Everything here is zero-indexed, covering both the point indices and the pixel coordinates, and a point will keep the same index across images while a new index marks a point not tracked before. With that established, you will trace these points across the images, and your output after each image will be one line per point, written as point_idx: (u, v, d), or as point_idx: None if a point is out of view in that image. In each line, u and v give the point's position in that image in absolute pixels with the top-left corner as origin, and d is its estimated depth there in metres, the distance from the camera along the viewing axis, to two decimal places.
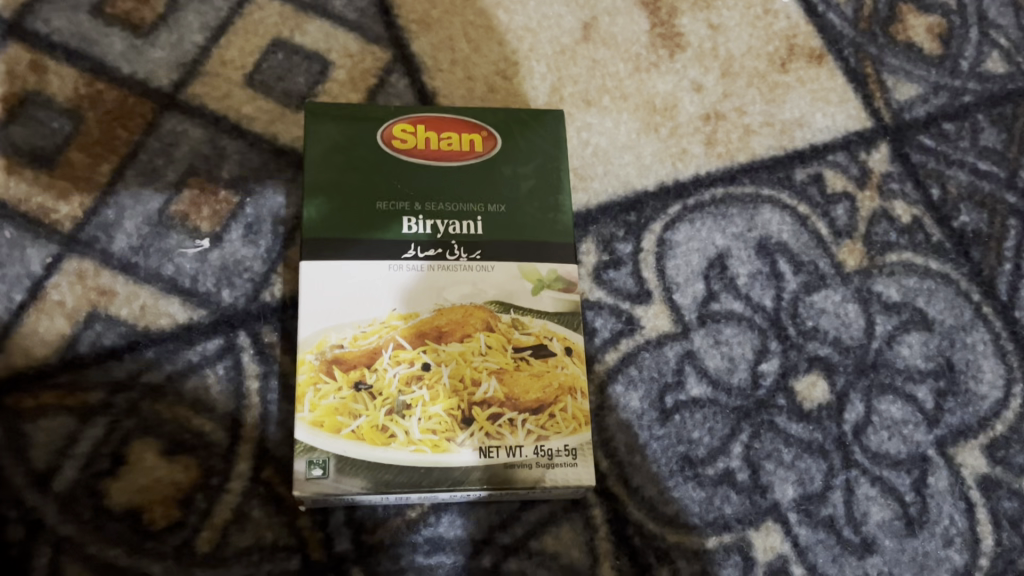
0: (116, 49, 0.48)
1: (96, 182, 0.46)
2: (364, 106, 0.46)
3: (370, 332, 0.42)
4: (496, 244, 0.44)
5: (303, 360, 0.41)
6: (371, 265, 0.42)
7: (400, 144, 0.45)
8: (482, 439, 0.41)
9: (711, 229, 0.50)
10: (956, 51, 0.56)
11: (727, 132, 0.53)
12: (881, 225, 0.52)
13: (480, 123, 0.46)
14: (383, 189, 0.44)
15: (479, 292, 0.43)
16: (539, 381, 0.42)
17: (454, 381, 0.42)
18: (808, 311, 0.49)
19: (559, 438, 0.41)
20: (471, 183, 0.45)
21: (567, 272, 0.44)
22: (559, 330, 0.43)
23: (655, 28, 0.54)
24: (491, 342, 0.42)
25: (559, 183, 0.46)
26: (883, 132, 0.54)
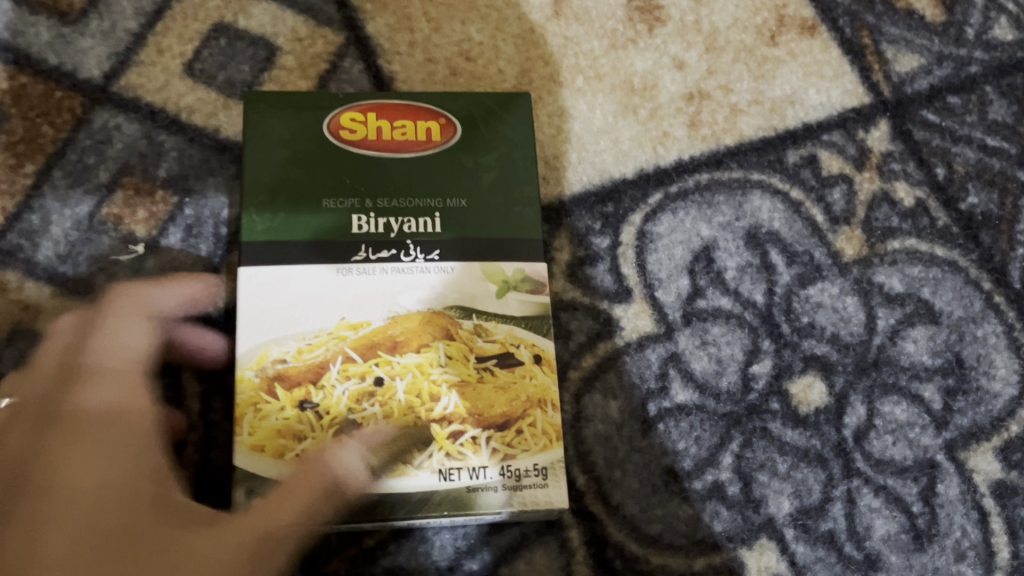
0: (41, 38, 0.44)
1: (22, 185, 0.42)
2: (309, 93, 0.41)
3: (316, 346, 0.38)
4: (455, 243, 0.40)
5: (242, 377, 0.37)
6: (316, 270, 0.39)
7: (349, 135, 0.41)
8: (442, 461, 0.37)
9: (695, 219, 0.46)
10: (960, 18, 0.52)
11: (712, 112, 0.48)
12: (882, 209, 0.48)
13: (436, 109, 0.42)
14: (330, 185, 0.40)
15: (436, 297, 0.39)
16: (505, 394, 0.38)
17: (410, 396, 0.38)
18: (802, 306, 0.45)
19: (527, 456, 0.38)
20: (427, 177, 0.41)
21: (535, 271, 0.40)
22: (527, 336, 0.39)
23: (632, 1, 0.50)
24: (451, 352, 0.39)
25: (527, 173, 0.41)
26: (882, 109, 0.50)
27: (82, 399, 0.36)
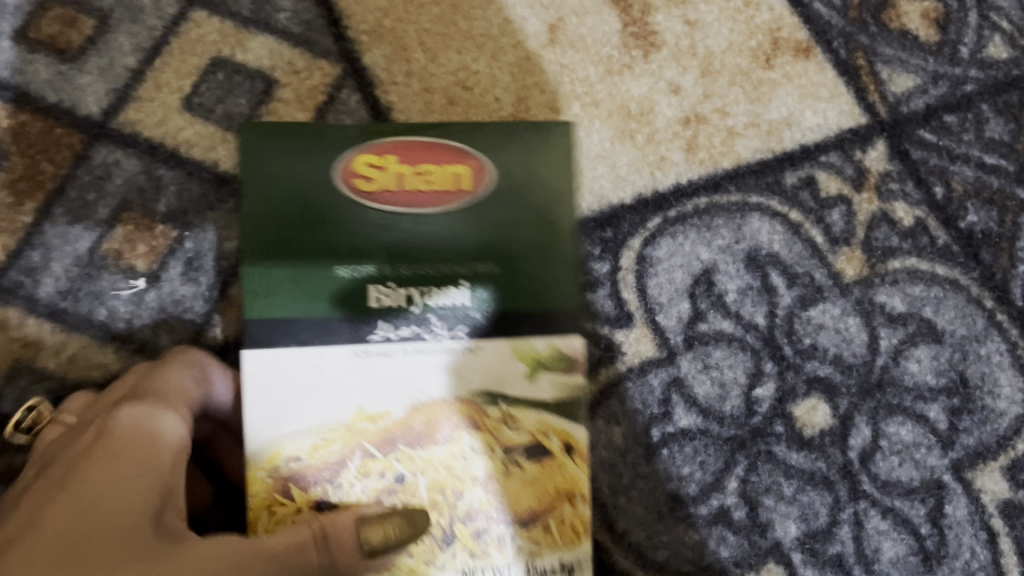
0: (40, 76, 0.45)
1: (22, 222, 0.43)
2: (318, 127, 0.37)
3: (331, 441, 0.35)
4: (483, 315, 0.36)
5: (255, 477, 0.35)
6: (328, 356, 0.35)
7: (365, 181, 0.36)
8: (465, 560, 0.35)
9: (695, 242, 0.46)
10: (955, 37, 0.52)
11: (709, 136, 0.49)
12: (882, 229, 0.48)
13: (467, 150, 0.37)
14: (343, 246, 0.36)
15: (461, 381, 0.35)
16: (534, 489, 0.35)
17: (434, 492, 0.35)
18: (804, 328, 0.45)
19: (554, 555, 0.35)
20: (456, 237, 0.36)
21: (570, 346, 0.36)
22: (559, 424, 0.36)
23: (627, 27, 0.50)
24: (476, 443, 0.35)
25: (563, 228, 0.37)
26: (879, 129, 0.50)
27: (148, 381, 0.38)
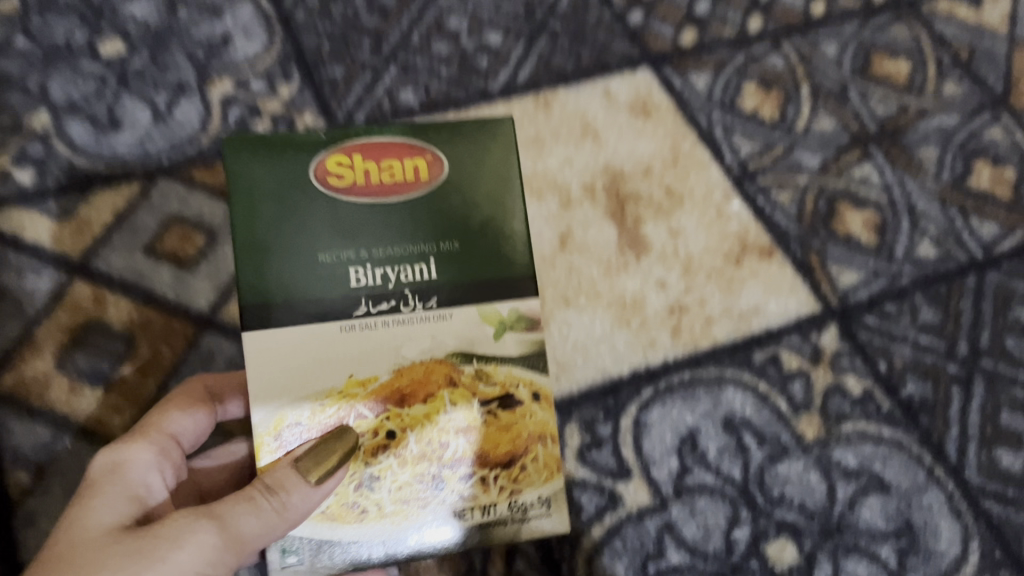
0: (163, 280, 0.59)
1: (149, 395, 0.57)
2: (293, 136, 0.47)
3: (326, 408, 0.46)
4: (450, 289, 0.47)
5: (262, 442, 0.46)
6: (319, 338, 0.46)
7: (336, 180, 0.47)
8: (455, 503, 0.47)
9: (682, 409, 0.58)
10: (891, 240, 0.65)
11: (690, 322, 0.60)
12: (835, 398, 0.59)
13: (423, 144, 0.48)
14: (322, 240, 0.46)
15: (437, 345, 0.47)
16: (508, 434, 0.48)
17: (423, 445, 0.47)
18: (773, 480, 0.57)
19: (533, 490, 0.48)
20: (424, 222, 0.47)
21: (528, 310, 0.48)
22: (524, 376, 0.48)
23: (622, 235, 0.63)
24: (455, 399, 0.47)
25: (516, 199, 0.49)
26: (831, 314, 0.61)
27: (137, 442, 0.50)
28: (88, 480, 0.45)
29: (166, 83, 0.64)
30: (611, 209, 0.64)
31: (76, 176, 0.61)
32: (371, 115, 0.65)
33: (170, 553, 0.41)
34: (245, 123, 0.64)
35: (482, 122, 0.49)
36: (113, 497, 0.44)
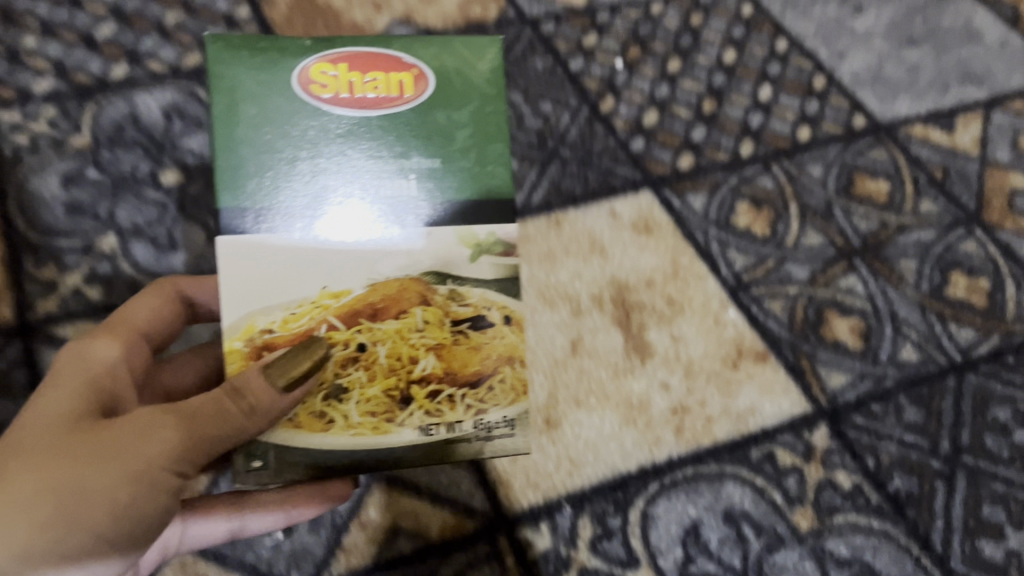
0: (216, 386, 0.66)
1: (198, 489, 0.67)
2: (280, 45, 0.55)
3: (300, 315, 0.55)
4: (427, 202, 0.56)
5: (236, 346, 0.55)
6: (299, 245, 0.55)
7: (321, 88, 0.55)
8: (421, 418, 0.57)
9: (685, 502, 0.65)
10: (875, 344, 0.72)
11: (692, 422, 0.68)
12: (827, 492, 0.66)
13: (408, 62, 0.57)
14: (309, 147, 0.55)
15: (415, 266, 0.56)
16: (474, 356, 0.58)
17: (390, 357, 0.57)
18: (772, 568, 0.64)
19: (496, 411, 0.58)
20: (405, 136, 0.56)
21: (503, 234, 0.57)
22: (496, 301, 0.58)
23: (628, 341, 0.70)
24: (427, 318, 0.57)
25: (495, 124, 0.58)
26: (822, 415, 0.68)
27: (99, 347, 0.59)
28: (58, 371, 0.56)
29: None
30: (618, 317, 0.71)
31: None
32: None
33: (127, 428, 0.51)
34: None
35: (471, 45, 0.58)
36: (82, 386, 0.54)
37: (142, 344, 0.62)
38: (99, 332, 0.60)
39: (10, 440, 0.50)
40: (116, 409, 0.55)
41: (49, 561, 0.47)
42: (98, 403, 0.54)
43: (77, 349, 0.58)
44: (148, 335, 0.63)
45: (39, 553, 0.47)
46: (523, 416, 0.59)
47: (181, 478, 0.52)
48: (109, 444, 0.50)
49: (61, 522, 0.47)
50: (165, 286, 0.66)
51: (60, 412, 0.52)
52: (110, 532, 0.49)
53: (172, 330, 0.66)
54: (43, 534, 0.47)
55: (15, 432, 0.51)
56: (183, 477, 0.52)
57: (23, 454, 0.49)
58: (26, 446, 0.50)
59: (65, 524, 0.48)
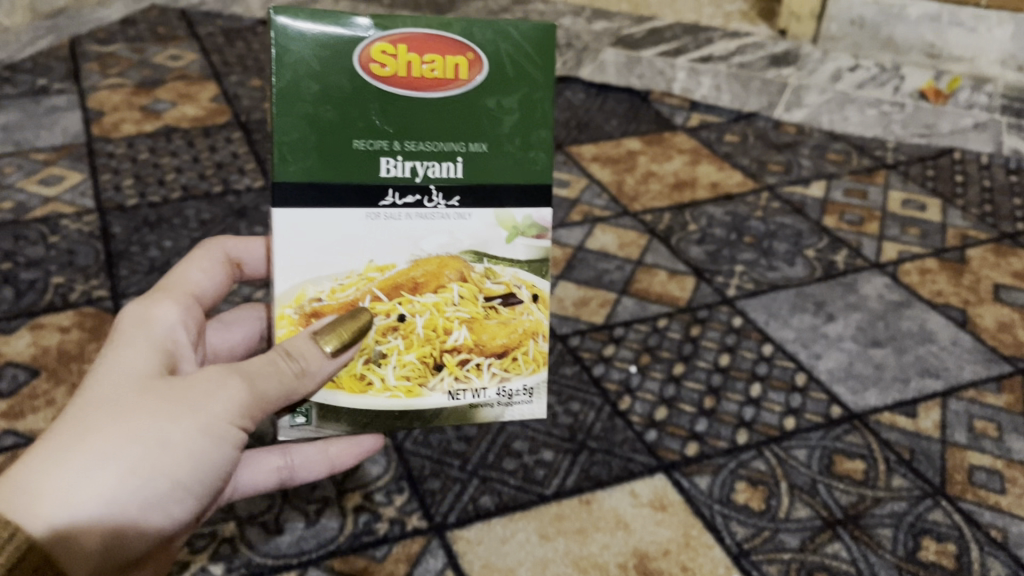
0: None
1: None
2: (343, 25, 0.61)
3: (346, 286, 0.65)
4: (467, 183, 0.65)
5: (286, 313, 0.65)
6: (352, 216, 0.63)
7: (380, 69, 0.61)
8: (451, 384, 0.67)
9: None
10: None
11: None
12: None
13: (464, 47, 0.62)
14: (367, 126, 0.62)
15: (454, 243, 0.66)
16: (505, 330, 0.68)
17: (425, 327, 0.67)
18: None
19: (518, 379, 0.69)
20: (455, 122, 0.63)
21: (537, 219, 0.66)
22: (529, 279, 0.68)
23: None
24: (463, 293, 0.67)
25: (540, 110, 0.64)
26: None
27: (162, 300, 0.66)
28: (123, 328, 0.62)
29: (315, 498, 0.92)
30: None
31: (252, 566, 0.85)
32: (460, 516, 0.91)
33: (197, 388, 0.59)
34: (369, 524, 0.90)
35: (530, 28, 0.63)
36: (149, 344, 0.61)
37: (198, 305, 0.70)
38: (161, 292, 0.67)
39: (87, 393, 0.57)
40: (176, 361, 0.63)
41: (131, 504, 0.56)
42: (164, 357, 0.61)
43: (139, 309, 0.64)
44: (200, 299, 0.71)
45: (127, 493, 0.55)
46: (539, 387, 0.69)
47: (241, 432, 0.61)
48: (179, 401, 0.58)
49: (146, 470, 0.56)
50: (215, 253, 0.74)
51: (131, 369, 0.59)
52: (183, 479, 0.58)
53: (221, 289, 0.74)
54: (131, 479, 0.55)
55: (89, 385, 0.58)
56: (242, 431, 0.61)
57: (106, 396, 0.57)
58: (107, 389, 0.57)
59: (146, 474, 0.56)
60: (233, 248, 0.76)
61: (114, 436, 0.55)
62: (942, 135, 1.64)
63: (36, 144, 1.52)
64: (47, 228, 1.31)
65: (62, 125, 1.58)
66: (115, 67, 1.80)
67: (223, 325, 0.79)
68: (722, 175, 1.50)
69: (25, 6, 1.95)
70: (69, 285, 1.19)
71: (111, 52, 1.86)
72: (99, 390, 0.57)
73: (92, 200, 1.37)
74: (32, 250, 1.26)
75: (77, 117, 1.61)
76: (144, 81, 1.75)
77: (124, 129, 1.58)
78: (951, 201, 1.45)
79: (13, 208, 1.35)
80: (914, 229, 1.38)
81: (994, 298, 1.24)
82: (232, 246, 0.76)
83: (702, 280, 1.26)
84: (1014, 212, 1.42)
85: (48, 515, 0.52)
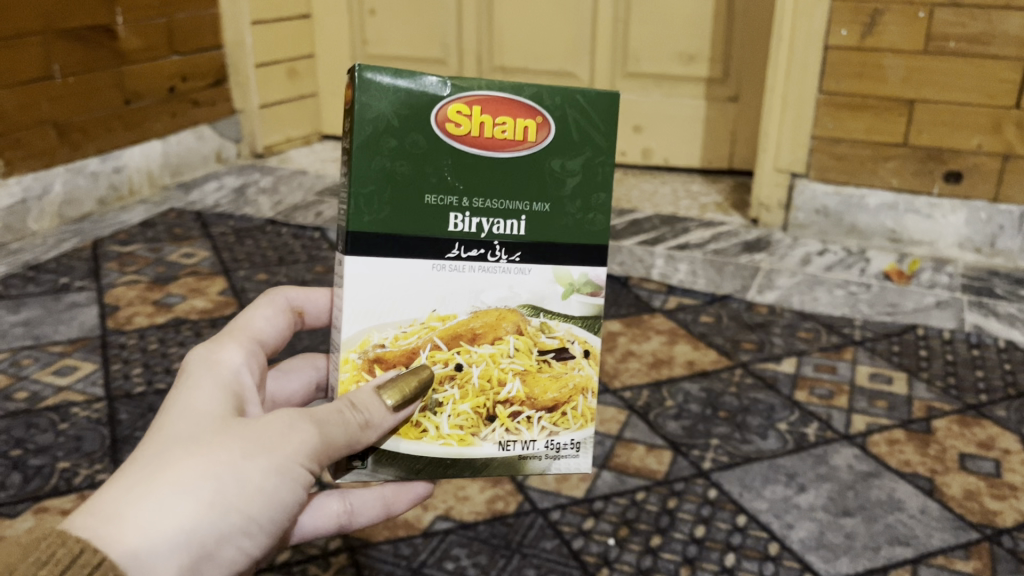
0: None
1: None
2: (427, 92, 0.68)
3: (409, 333, 0.72)
4: (527, 241, 0.73)
5: (349, 357, 0.72)
6: (420, 268, 0.71)
7: (455, 127, 0.70)
8: (502, 435, 0.75)
9: None
10: None
11: None
12: None
13: (535, 112, 0.71)
14: (440, 184, 0.70)
15: (513, 296, 0.74)
16: (556, 384, 0.76)
17: (480, 377, 0.74)
18: None
19: (566, 433, 0.77)
20: (522, 182, 0.72)
21: (593, 275, 0.75)
22: (582, 335, 0.76)
23: None
24: (519, 346, 0.75)
25: (603, 176, 0.73)
26: None
27: (223, 344, 0.73)
28: (196, 373, 0.68)
29: None
30: None
31: None
32: None
33: (268, 428, 0.63)
34: None
35: (599, 97, 0.71)
36: (218, 387, 0.67)
37: (260, 348, 0.77)
38: (227, 339, 0.74)
39: (163, 431, 0.62)
40: (244, 404, 0.68)
41: (206, 537, 0.59)
42: (232, 397, 0.67)
43: (208, 356, 0.71)
44: (263, 343, 0.78)
45: (203, 524, 0.59)
46: (584, 442, 0.78)
47: (311, 475, 0.65)
48: (253, 440, 0.62)
49: (222, 505, 0.60)
50: (278, 301, 0.83)
51: (205, 411, 0.64)
52: (252, 516, 0.62)
53: (283, 334, 0.81)
54: (207, 512, 0.59)
55: (166, 423, 0.63)
56: (311, 475, 0.65)
57: (183, 433, 0.62)
58: (183, 427, 0.62)
59: (220, 508, 0.60)
60: (292, 297, 0.85)
61: (193, 469, 0.59)
62: (905, 313, 1.73)
63: (53, 338, 1.63)
64: (58, 416, 1.38)
65: (79, 319, 1.70)
66: (133, 266, 1.94)
67: (281, 373, 0.87)
68: (698, 353, 1.59)
69: (54, 212, 2.12)
70: (73, 470, 1.25)
71: (130, 252, 2.00)
72: (175, 428, 0.62)
73: (103, 388, 1.46)
74: (41, 437, 1.33)
75: (94, 311, 1.73)
76: (158, 278, 1.88)
77: (137, 322, 1.69)
78: (916, 374, 1.52)
79: (27, 397, 1.44)
80: (882, 403, 1.44)
81: (960, 467, 1.29)
82: (294, 295, 0.85)
83: (679, 454, 1.31)
84: (977, 384, 1.49)
85: (132, 539, 0.55)
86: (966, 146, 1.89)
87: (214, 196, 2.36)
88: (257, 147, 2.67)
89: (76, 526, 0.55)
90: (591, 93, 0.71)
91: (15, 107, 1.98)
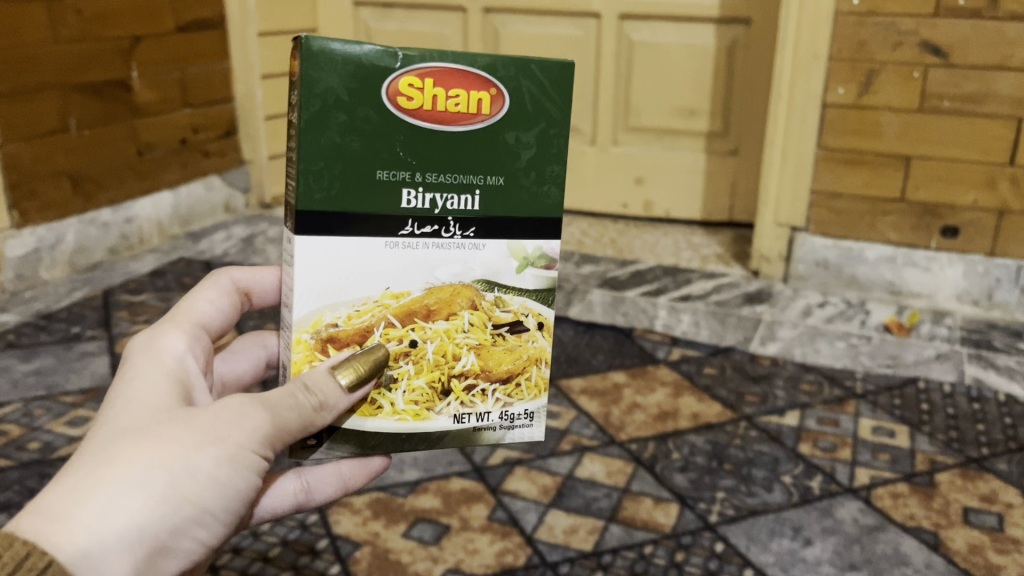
0: None
1: None
2: (377, 67, 0.69)
3: (361, 311, 0.73)
4: (480, 217, 0.74)
5: (301, 338, 0.73)
6: (374, 247, 0.72)
7: (407, 100, 0.70)
8: (457, 409, 0.78)
9: None
10: None
11: None
12: None
13: (488, 84, 0.72)
14: (392, 160, 0.71)
15: (467, 271, 0.75)
16: (510, 357, 0.79)
17: (435, 353, 0.76)
18: None
19: (520, 404, 0.80)
20: (475, 157, 0.73)
21: (547, 249, 0.77)
22: (536, 308, 0.79)
23: None
24: (473, 320, 0.77)
25: (557, 148, 0.75)
26: None
27: (166, 332, 0.74)
28: (139, 363, 0.69)
29: None
30: None
31: None
32: None
33: (218, 416, 0.65)
34: None
35: (552, 67, 0.73)
36: (165, 378, 0.68)
37: (204, 332, 0.78)
38: (169, 325, 0.75)
39: (110, 426, 0.63)
40: (190, 394, 0.70)
41: (158, 530, 0.60)
42: (177, 386, 0.68)
43: (151, 345, 0.72)
44: (206, 328, 0.79)
45: (156, 517, 0.60)
46: (538, 412, 0.81)
47: (264, 460, 0.67)
48: (202, 431, 0.63)
49: (173, 497, 0.61)
50: (223, 282, 0.83)
51: (152, 403, 0.65)
52: (205, 505, 0.63)
53: (228, 316, 0.83)
54: (159, 505, 0.60)
55: (112, 417, 0.64)
56: (265, 460, 0.67)
57: (130, 425, 0.62)
58: (130, 420, 0.63)
59: (171, 500, 0.61)
60: (236, 277, 0.85)
61: (142, 463, 0.60)
62: (907, 366, 1.76)
63: (65, 388, 1.64)
64: None
65: (90, 369, 1.72)
66: (143, 315, 1.96)
67: (230, 355, 0.89)
68: (701, 405, 1.61)
69: (66, 261, 2.15)
70: None
71: (140, 301, 2.03)
72: (122, 422, 0.63)
73: None
74: None
75: (105, 361, 1.75)
76: None
77: None
78: (918, 428, 1.54)
79: (40, 447, 1.45)
80: (885, 456, 1.46)
81: (964, 521, 1.30)
82: (240, 275, 0.85)
83: (685, 507, 1.33)
84: (978, 438, 1.51)
85: (82, 537, 0.56)
86: (962, 201, 1.93)
87: (223, 245, 2.39)
88: (265, 197, 2.72)
89: (24, 527, 0.55)
90: (545, 65, 0.72)
91: (31, 159, 2.02)
